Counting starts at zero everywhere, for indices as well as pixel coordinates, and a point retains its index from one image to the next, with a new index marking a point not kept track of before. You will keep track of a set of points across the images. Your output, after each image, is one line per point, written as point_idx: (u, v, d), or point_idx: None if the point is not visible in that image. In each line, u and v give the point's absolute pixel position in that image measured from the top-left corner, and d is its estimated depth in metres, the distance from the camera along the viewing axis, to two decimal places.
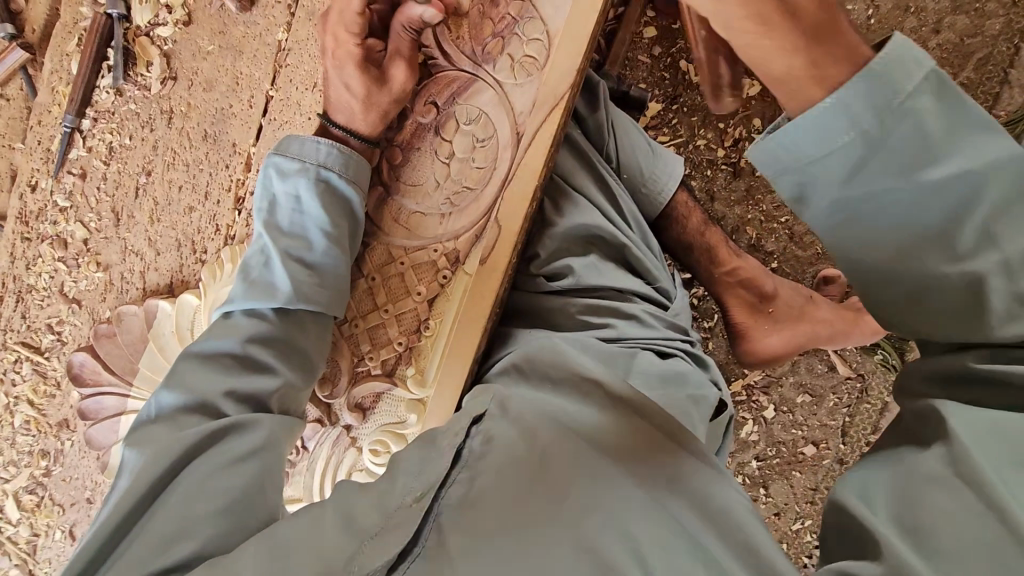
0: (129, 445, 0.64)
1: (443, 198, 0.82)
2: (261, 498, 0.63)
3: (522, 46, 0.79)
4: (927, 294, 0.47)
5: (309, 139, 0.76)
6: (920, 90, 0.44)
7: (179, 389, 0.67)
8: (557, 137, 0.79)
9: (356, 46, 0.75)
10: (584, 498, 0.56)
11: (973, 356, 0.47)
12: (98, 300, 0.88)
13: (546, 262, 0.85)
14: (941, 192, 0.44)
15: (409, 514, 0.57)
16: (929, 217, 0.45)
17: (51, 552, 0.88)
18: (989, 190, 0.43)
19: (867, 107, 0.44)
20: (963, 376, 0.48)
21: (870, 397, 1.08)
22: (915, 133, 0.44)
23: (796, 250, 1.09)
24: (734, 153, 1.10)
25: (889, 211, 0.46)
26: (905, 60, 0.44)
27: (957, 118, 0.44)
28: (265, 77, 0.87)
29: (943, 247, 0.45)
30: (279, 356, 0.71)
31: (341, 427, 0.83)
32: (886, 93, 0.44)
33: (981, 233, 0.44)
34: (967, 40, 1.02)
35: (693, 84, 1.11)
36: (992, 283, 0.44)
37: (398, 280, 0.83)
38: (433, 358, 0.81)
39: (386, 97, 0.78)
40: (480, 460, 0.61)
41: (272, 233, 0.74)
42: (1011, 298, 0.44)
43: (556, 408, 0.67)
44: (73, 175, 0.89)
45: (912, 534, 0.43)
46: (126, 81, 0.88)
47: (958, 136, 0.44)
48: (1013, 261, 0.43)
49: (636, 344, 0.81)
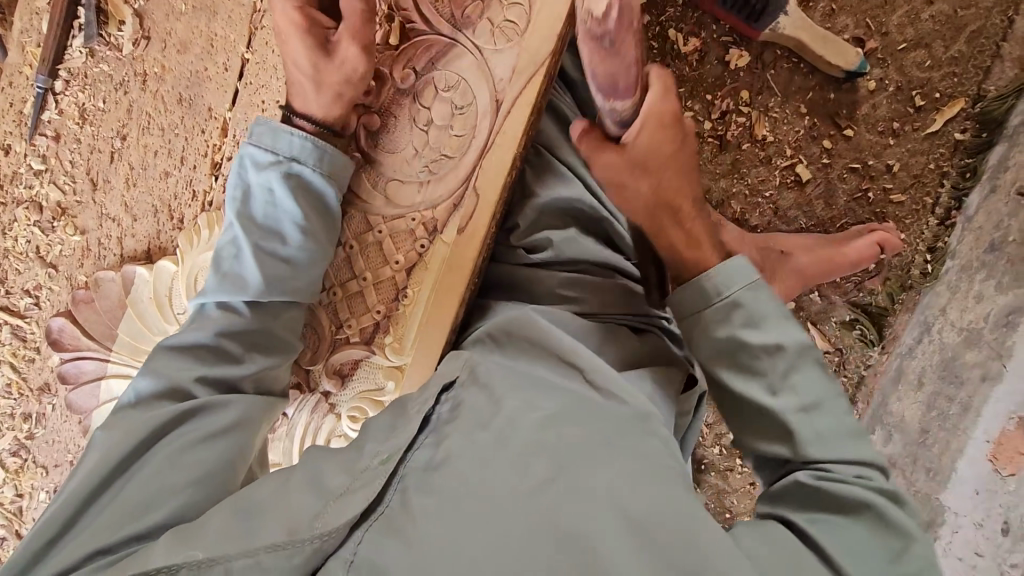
0: (103, 427, 0.64)
1: (422, 165, 0.80)
2: (231, 472, 0.64)
3: (502, 10, 0.76)
4: (766, 422, 0.64)
5: (281, 129, 0.73)
6: (751, 285, 0.65)
7: (154, 374, 0.67)
8: (535, 105, 0.77)
9: (293, 12, 0.72)
10: (542, 466, 0.57)
11: (805, 472, 0.62)
12: (76, 265, 0.88)
13: (526, 233, 0.86)
14: (759, 348, 0.64)
15: (375, 475, 0.59)
16: (758, 363, 0.64)
17: (36, 512, 0.92)
18: (790, 355, 0.64)
19: (718, 285, 0.66)
20: (802, 489, 0.61)
21: (846, 370, 1.09)
22: (746, 308, 0.65)
23: (779, 226, 1.09)
24: (721, 125, 1.08)
25: (731, 353, 0.65)
26: (744, 267, 0.65)
27: (778, 308, 0.65)
28: (240, 39, 0.84)
29: (765, 388, 0.64)
30: (250, 345, 0.70)
31: (320, 393, 0.84)
32: (729, 283, 0.65)
33: (788, 385, 0.63)
34: (960, 11, 1.00)
35: (681, 54, 1.08)
36: (797, 420, 0.62)
37: (375, 249, 0.82)
38: (410, 327, 0.82)
39: (336, 73, 0.74)
40: (449, 424, 0.63)
41: (246, 225, 0.71)
42: (814, 434, 0.62)
43: (522, 373, 0.69)
44: (47, 138, 0.87)
45: (805, 560, 0.57)
46: (98, 41, 0.85)
47: (778, 316, 0.65)
48: (808, 406, 0.63)
49: (608, 319, 0.82)
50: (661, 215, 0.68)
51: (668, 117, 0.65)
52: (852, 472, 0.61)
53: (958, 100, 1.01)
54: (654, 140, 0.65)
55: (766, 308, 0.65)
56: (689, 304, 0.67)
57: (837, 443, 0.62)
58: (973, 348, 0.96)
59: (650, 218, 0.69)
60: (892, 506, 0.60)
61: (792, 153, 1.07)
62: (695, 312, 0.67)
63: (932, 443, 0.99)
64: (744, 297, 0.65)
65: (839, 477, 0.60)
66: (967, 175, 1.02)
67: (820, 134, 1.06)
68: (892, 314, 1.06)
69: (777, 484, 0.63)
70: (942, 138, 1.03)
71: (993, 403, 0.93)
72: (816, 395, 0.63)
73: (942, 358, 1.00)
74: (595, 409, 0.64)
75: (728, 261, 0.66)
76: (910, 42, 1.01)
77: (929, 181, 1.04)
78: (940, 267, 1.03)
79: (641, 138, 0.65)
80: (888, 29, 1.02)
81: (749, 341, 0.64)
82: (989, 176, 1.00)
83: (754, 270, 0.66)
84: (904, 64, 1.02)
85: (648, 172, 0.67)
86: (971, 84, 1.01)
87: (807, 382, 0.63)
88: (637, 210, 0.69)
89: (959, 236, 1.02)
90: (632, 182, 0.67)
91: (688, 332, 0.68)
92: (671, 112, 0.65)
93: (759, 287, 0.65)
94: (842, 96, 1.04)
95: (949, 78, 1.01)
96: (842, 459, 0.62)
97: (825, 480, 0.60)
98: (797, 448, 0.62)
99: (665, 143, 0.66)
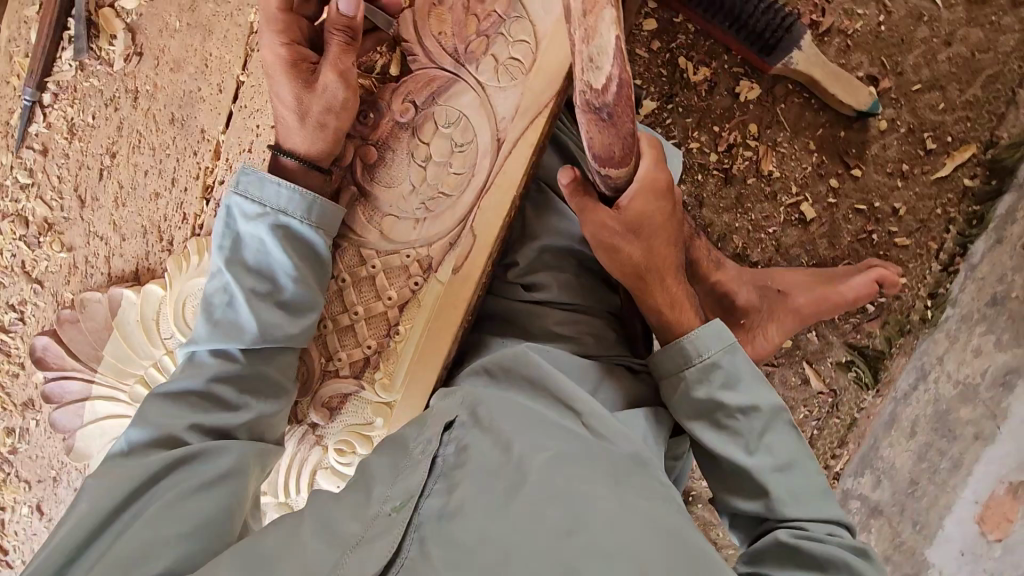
0: (92, 476, 0.62)
1: (418, 202, 0.78)
2: (227, 521, 0.63)
3: (508, 47, 0.74)
4: (742, 478, 0.70)
5: (268, 178, 0.71)
6: (729, 349, 0.71)
7: (145, 424, 0.65)
8: (537, 146, 0.75)
9: (279, 48, 0.70)
10: (558, 516, 0.56)
11: (784, 531, 0.67)
12: (61, 283, 0.86)
13: (523, 270, 0.84)
14: (735, 408, 0.70)
15: (392, 525, 0.58)
16: (735, 423, 0.70)
17: (18, 526, 0.91)
18: (763, 417, 0.70)
19: (701, 348, 0.72)
20: (783, 548, 0.67)
21: (840, 412, 1.06)
22: (727, 370, 0.71)
23: (780, 262, 1.06)
24: (727, 158, 1.06)
25: (710, 413, 0.71)
26: (720, 333, 0.72)
27: (752, 370, 0.72)
28: (236, 61, 0.82)
29: (742, 446, 0.70)
30: (245, 390, 0.70)
31: (306, 425, 0.83)
32: (710, 345, 0.71)
33: (762, 444, 0.70)
34: (977, 55, 0.98)
35: (690, 84, 1.05)
36: (769, 476, 0.69)
37: (369, 284, 0.80)
38: (401, 364, 0.80)
39: (318, 104, 0.71)
40: (459, 469, 0.62)
41: (236, 272, 0.70)
42: (787, 492, 0.69)
43: (527, 412, 0.68)
44: (34, 151, 0.85)
45: None
46: (89, 54, 0.83)
47: (753, 380, 0.71)
48: (781, 463, 0.70)
49: (603, 360, 0.81)
50: (645, 274, 0.75)
51: (662, 187, 0.74)
52: (825, 530, 0.68)
53: (969, 145, 0.99)
54: (648, 206, 0.73)
55: (742, 370, 0.71)
56: (672, 365, 0.73)
57: (808, 501, 0.69)
58: (968, 403, 0.98)
59: (635, 275, 0.75)
60: (862, 561, 0.66)
61: (798, 191, 1.05)
62: (676, 373, 0.73)
63: (921, 495, 1.01)
64: (721, 360, 0.71)
65: (814, 535, 0.67)
66: (974, 223, 1.00)
67: (827, 173, 1.04)
68: (888, 358, 1.04)
69: (760, 543, 0.69)
70: (951, 183, 1.00)
71: (985, 463, 0.96)
72: (786, 453, 0.70)
73: (935, 410, 1.01)
74: (598, 452, 0.64)
75: (709, 322, 0.73)
76: (924, 83, 0.99)
77: (934, 226, 1.01)
78: (940, 313, 1.02)
79: (635, 202, 0.72)
80: (904, 68, 0.99)
81: (726, 402, 0.70)
82: (997, 225, 0.98)
83: (730, 335, 0.72)
84: (917, 106, 1.00)
85: (638, 234, 0.74)
86: (983, 129, 0.99)
87: (778, 441, 0.70)
88: (627, 269, 0.75)
89: (961, 284, 1.01)
90: (625, 244, 0.74)
91: (672, 393, 0.74)
92: (664, 185, 0.74)
93: (735, 351, 0.72)
94: (852, 135, 1.02)
95: (963, 122, 0.99)
96: (814, 516, 0.68)
97: (803, 539, 0.66)
98: (772, 504, 0.69)
99: (656, 211, 0.74)
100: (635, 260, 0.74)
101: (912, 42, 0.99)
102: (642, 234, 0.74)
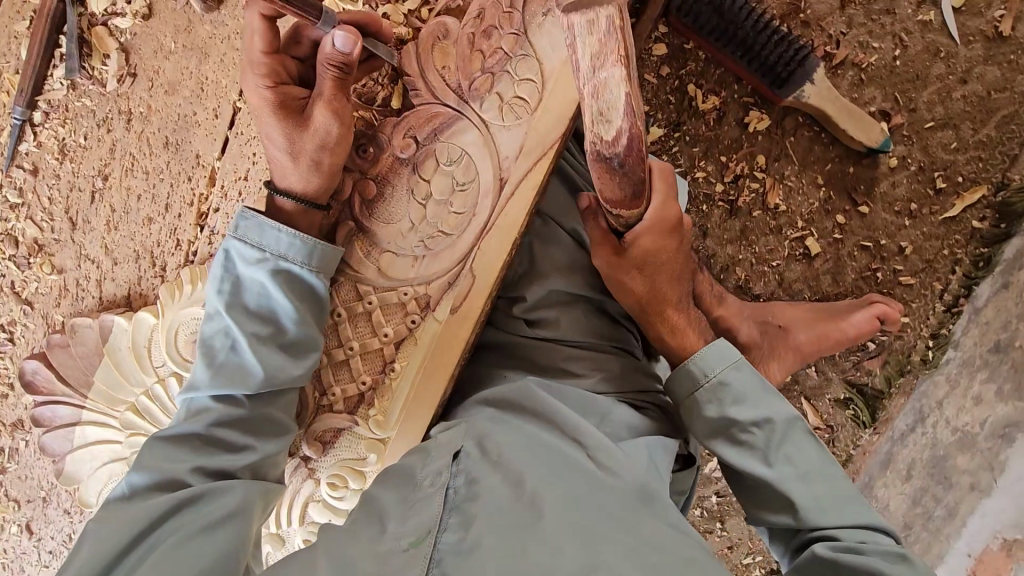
0: (94, 520, 0.61)
1: (417, 240, 0.76)
2: (231, 563, 0.62)
3: (513, 86, 0.73)
4: (767, 492, 0.67)
5: (265, 223, 0.69)
6: (734, 364, 0.70)
7: (147, 467, 0.64)
8: (540, 187, 0.73)
9: (266, 91, 0.68)
10: (575, 556, 0.55)
11: (820, 545, 0.64)
12: (52, 305, 0.85)
13: (528, 305, 0.82)
14: (748, 423, 0.68)
15: (411, 564, 0.56)
16: (751, 438, 0.68)
17: (7, 544, 0.91)
18: (778, 428, 0.68)
19: (705, 366, 0.71)
20: (819, 562, 0.63)
21: (835, 448, 1.06)
22: (734, 386, 0.69)
23: (783, 296, 1.04)
24: (733, 189, 1.04)
25: (725, 430, 0.69)
26: (723, 349, 0.71)
27: (761, 382, 0.70)
28: (232, 86, 0.79)
29: (761, 459, 0.67)
30: (251, 432, 0.69)
31: (299, 457, 0.81)
32: (713, 363, 0.70)
33: (780, 455, 0.67)
34: (993, 94, 0.95)
35: (698, 112, 1.03)
36: (793, 487, 0.66)
37: (364, 320, 0.78)
38: (397, 401, 0.78)
39: (313, 142, 0.69)
40: (473, 501, 0.61)
41: (237, 316, 0.68)
42: (814, 501, 0.66)
43: (536, 442, 0.67)
44: (24, 170, 0.83)
45: None
46: (81, 74, 0.80)
47: (763, 393, 0.69)
48: (802, 471, 0.67)
49: (611, 394, 0.78)
50: (651, 306, 0.74)
51: (673, 220, 0.71)
52: (862, 540, 0.64)
53: (980, 186, 0.97)
54: (655, 242, 0.71)
55: (750, 383, 0.70)
56: (681, 387, 0.72)
57: (839, 508, 0.66)
58: (965, 452, 1.00)
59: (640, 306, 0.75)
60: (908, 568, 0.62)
61: (803, 226, 1.03)
62: (685, 395, 0.72)
63: (913, 540, 1.03)
64: (727, 376, 0.70)
65: (850, 545, 0.63)
66: (980, 265, 0.99)
67: (833, 209, 1.02)
68: (887, 398, 1.03)
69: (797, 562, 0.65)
70: (959, 225, 0.99)
71: (980, 515, 0.99)
72: (807, 462, 0.67)
73: (932, 455, 1.03)
74: (611, 484, 0.63)
75: (713, 342, 0.72)
76: (937, 121, 0.97)
77: (940, 267, 1.00)
78: (941, 355, 1.01)
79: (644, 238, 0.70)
80: (917, 105, 0.97)
81: (737, 417, 0.68)
82: (1004, 268, 0.97)
83: (734, 351, 0.71)
84: (929, 144, 0.98)
85: (644, 269, 0.72)
86: (995, 170, 0.97)
87: (798, 450, 0.68)
88: (631, 302, 0.75)
89: (965, 326, 0.99)
90: (629, 279, 0.73)
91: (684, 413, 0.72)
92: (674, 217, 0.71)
93: (739, 365, 0.70)
94: (861, 171, 1.00)
95: (974, 162, 0.97)
96: (846, 523, 0.65)
97: (840, 551, 0.63)
98: (800, 516, 0.66)
99: (664, 245, 0.71)
100: (640, 293, 0.74)
101: (927, 78, 0.97)
102: (647, 270, 0.72)
